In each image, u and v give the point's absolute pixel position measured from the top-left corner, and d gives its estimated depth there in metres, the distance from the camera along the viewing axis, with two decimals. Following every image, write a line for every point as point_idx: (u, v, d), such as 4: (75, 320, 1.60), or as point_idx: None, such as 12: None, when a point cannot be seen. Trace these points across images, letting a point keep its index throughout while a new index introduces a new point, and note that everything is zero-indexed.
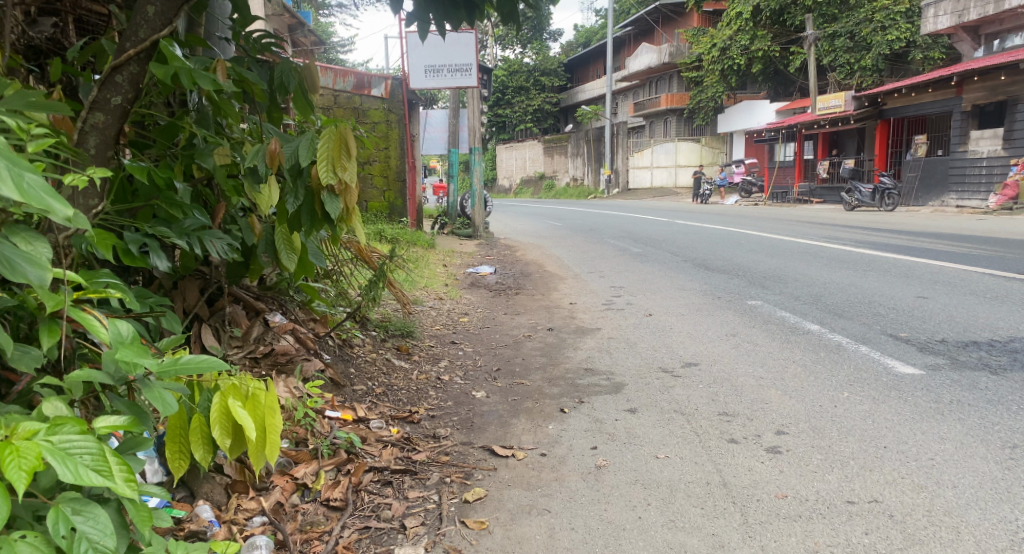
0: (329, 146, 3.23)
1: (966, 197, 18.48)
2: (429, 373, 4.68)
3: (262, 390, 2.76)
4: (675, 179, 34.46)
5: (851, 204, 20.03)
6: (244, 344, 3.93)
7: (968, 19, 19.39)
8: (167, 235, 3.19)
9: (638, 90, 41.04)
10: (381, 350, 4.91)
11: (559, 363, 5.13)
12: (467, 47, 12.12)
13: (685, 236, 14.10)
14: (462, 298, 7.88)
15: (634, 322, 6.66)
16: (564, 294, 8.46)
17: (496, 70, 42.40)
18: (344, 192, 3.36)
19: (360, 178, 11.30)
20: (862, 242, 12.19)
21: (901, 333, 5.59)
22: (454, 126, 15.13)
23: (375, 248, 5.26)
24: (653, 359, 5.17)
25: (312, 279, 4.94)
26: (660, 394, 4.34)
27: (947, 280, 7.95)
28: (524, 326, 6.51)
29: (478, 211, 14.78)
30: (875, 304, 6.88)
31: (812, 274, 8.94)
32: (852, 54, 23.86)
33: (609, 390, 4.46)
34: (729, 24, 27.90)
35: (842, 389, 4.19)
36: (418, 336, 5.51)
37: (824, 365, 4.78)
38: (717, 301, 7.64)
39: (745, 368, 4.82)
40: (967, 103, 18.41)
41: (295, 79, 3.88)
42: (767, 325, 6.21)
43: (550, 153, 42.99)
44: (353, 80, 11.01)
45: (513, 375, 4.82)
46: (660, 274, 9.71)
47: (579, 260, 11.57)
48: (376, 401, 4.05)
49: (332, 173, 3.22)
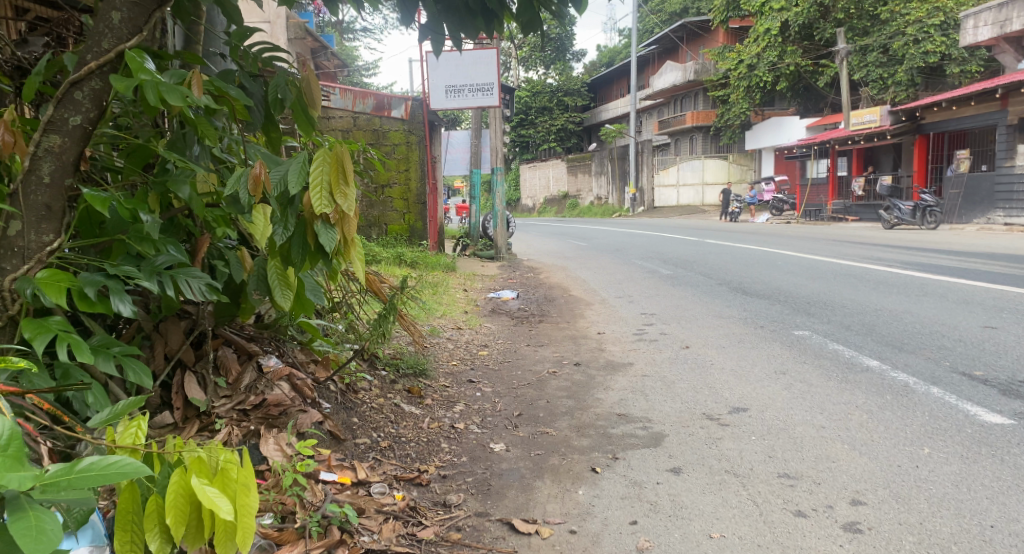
0: (324, 171, 2.75)
1: (1014, 214, 17.73)
2: (442, 421, 4.14)
3: (236, 463, 2.21)
4: (702, 198, 33.79)
5: (890, 222, 19.31)
6: (233, 394, 3.37)
7: (1010, 29, 18.72)
8: (135, 276, 2.61)
9: (663, 108, 40.61)
10: (390, 393, 4.36)
11: (588, 406, 4.58)
12: (489, 65, 11.72)
13: (716, 256, 13.52)
14: (482, 327, 7.36)
15: (669, 356, 6.09)
16: (591, 322, 7.92)
17: (519, 91, 42.06)
18: (341, 223, 2.86)
19: (380, 201, 10.87)
20: (908, 263, 11.59)
21: (976, 372, 5.17)
22: (476, 146, 14.73)
23: (384, 277, 4.78)
24: (695, 403, 4.61)
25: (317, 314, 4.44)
26: (707, 448, 3.79)
27: (1012, 307, 7.39)
28: (548, 360, 5.98)
29: (501, 232, 14.28)
30: (938, 336, 6.32)
31: (861, 300, 8.37)
32: (885, 69, 23.17)
33: (647, 442, 3.90)
34: (757, 41, 27.30)
35: (921, 444, 3.71)
36: (432, 376, 4.97)
37: (893, 413, 4.26)
38: (758, 330, 7.07)
39: (802, 415, 4.29)
40: (1013, 116, 17.61)
41: (292, 92, 3.37)
42: (820, 361, 5.68)
43: (574, 171, 42.52)
44: (373, 101, 10.56)
45: (536, 422, 4.28)
46: (693, 300, 9.13)
47: (608, 283, 11.03)
48: (381, 457, 3.49)
49: (327, 201, 2.73)
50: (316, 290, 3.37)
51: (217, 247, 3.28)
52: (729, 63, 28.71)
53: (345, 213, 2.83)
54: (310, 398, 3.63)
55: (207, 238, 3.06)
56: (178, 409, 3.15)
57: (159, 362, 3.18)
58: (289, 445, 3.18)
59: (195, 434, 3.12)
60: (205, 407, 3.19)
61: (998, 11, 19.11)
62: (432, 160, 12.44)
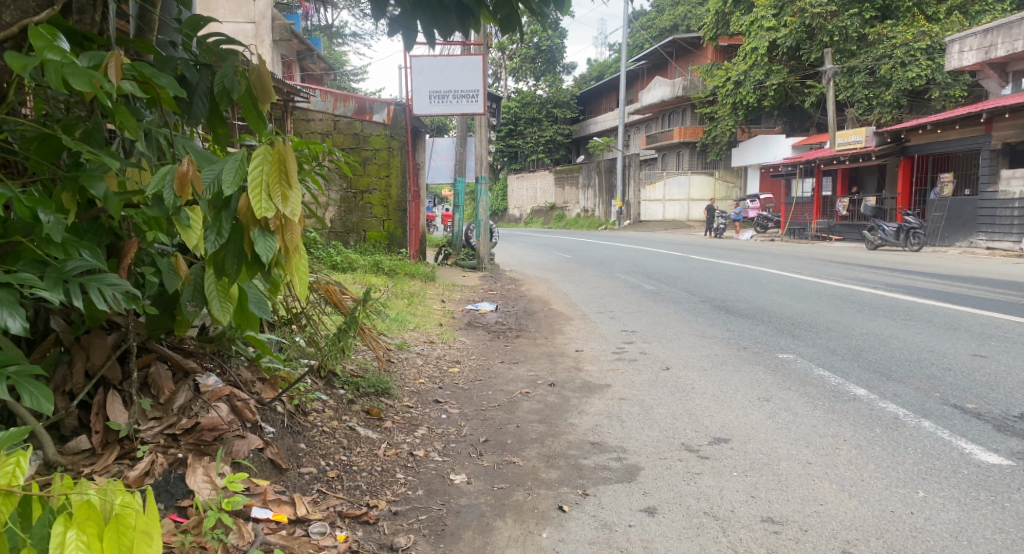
0: (263, 171, 2.44)
1: (996, 239, 17.63)
2: (400, 447, 3.83)
3: (134, 509, 1.86)
4: (688, 213, 33.63)
5: (874, 242, 19.22)
6: (162, 416, 3.03)
7: (995, 55, 18.70)
8: (34, 284, 2.26)
9: (651, 123, 40.53)
10: (346, 415, 4.04)
11: (561, 433, 4.27)
12: (474, 71, 11.43)
13: (701, 273, 13.28)
14: (456, 341, 7.04)
15: (649, 378, 5.79)
16: (570, 338, 7.62)
17: (508, 101, 41.80)
18: (282, 229, 2.56)
19: (358, 207, 10.50)
20: (893, 285, 11.40)
21: (968, 404, 4.94)
22: (461, 154, 14.44)
23: (346, 289, 4.48)
24: (673, 431, 4.32)
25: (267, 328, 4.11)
26: (685, 485, 3.49)
27: (1001, 335, 7.17)
28: (521, 380, 5.66)
29: (483, 242, 13.91)
30: (927, 364, 6.07)
31: (847, 322, 8.14)
32: (871, 90, 23.16)
33: (621, 476, 3.60)
34: (745, 58, 27.21)
35: (914, 486, 3.46)
36: (395, 395, 4.66)
37: (884, 449, 4.01)
38: (741, 352, 6.79)
39: (786, 448, 4.01)
40: (997, 141, 17.55)
41: (242, 84, 3.00)
42: (806, 387, 5.42)
43: (561, 183, 42.30)
44: (354, 104, 10.29)
45: (503, 449, 3.97)
46: (676, 318, 8.84)
47: (590, 298, 10.75)
48: (326, 490, 3.16)
49: (264, 204, 2.44)
50: (260, 304, 3.04)
51: (147, 252, 2.93)
52: (717, 80, 28.63)
53: (287, 218, 2.53)
54: (251, 421, 3.29)
55: (134, 241, 2.73)
56: (96, 432, 2.82)
57: (78, 380, 2.85)
58: (220, 475, 2.86)
59: (114, 461, 2.79)
60: (126, 431, 2.86)
61: (983, 36, 19.10)
62: (415, 167, 12.08)
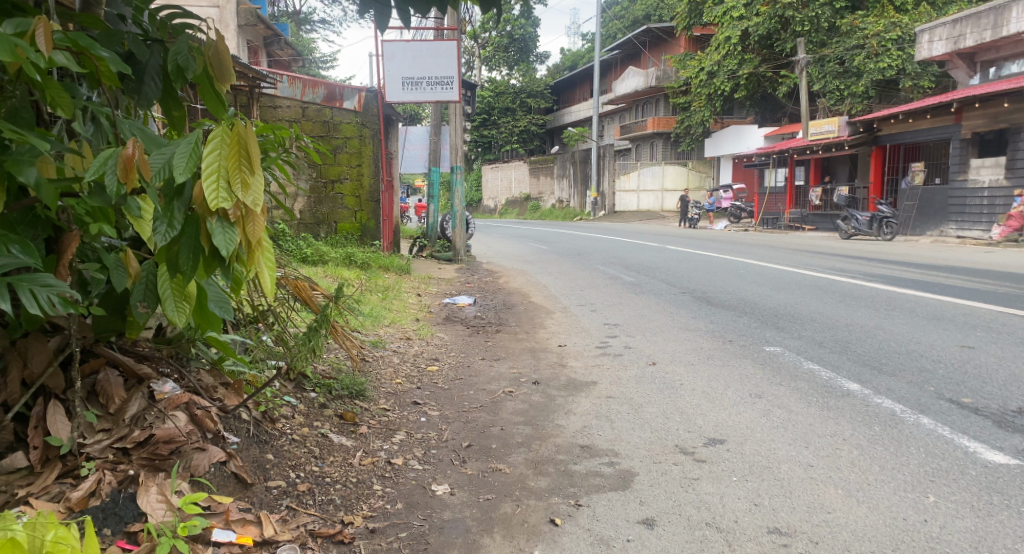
0: (219, 156, 2.17)
1: (966, 227, 17.67)
2: (377, 455, 3.57)
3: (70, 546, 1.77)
4: (662, 204, 33.54)
5: (847, 232, 19.22)
6: (112, 429, 2.74)
7: (963, 45, 18.73)
8: None
9: (624, 113, 40.38)
10: (318, 420, 3.76)
11: (548, 436, 4.03)
12: (449, 58, 11.12)
13: (679, 263, 13.12)
14: (434, 337, 6.77)
15: (635, 374, 5.57)
16: (551, 332, 7.38)
17: (481, 90, 41.37)
18: (243, 220, 2.29)
19: (329, 197, 10.14)
20: (872, 275, 11.30)
21: (963, 399, 4.76)
22: (436, 143, 14.11)
23: (315, 285, 4.23)
24: (666, 432, 4.10)
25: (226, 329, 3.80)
26: (683, 492, 3.27)
27: (985, 325, 7.05)
28: (503, 378, 5.41)
29: (459, 234, 13.59)
30: (916, 357, 5.90)
31: (830, 313, 8.00)
32: (843, 80, 23.19)
33: (614, 483, 3.37)
34: (718, 48, 27.08)
35: (923, 490, 3.26)
36: (370, 398, 4.39)
37: (886, 449, 3.81)
38: (727, 346, 6.59)
39: (785, 449, 3.80)
40: (966, 130, 17.57)
41: (198, 61, 2.68)
42: (796, 382, 5.23)
43: (536, 173, 41.99)
44: (324, 90, 9.90)
45: (488, 455, 3.72)
46: (657, 310, 8.66)
47: (568, 290, 10.53)
48: (297, 505, 2.89)
49: (222, 192, 2.17)
50: (221, 303, 2.75)
51: (91, 246, 2.63)
52: (691, 70, 28.51)
53: (248, 207, 2.27)
54: (212, 431, 2.98)
55: (77, 234, 2.43)
56: (35, 448, 2.53)
57: (14, 390, 2.55)
58: (177, 493, 2.57)
59: (55, 481, 2.50)
60: (69, 446, 2.56)
61: (953, 26, 19.12)
62: (387, 156, 11.76)
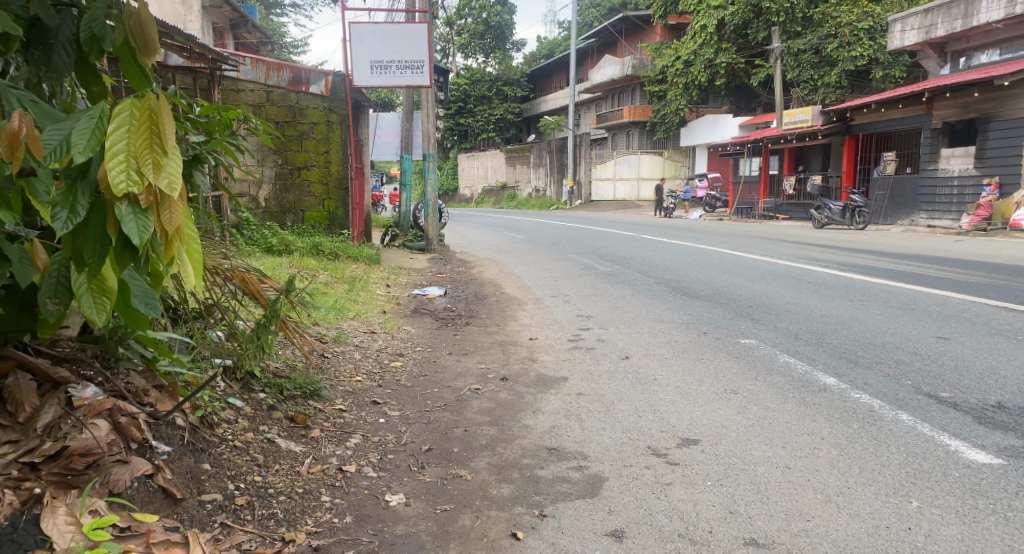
0: (125, 135, 1.97)
1: (936, 216, 17.71)
2: (328, 462, 3.36)
3: None
4: (637, 193, 33.36)
5: (821, 221, 19.16)
6: (21, 440, 2.54)
7: (935, 34, 18.71)
8: None
9: (600, 102, 40.12)
10: (265, 424, 3.54)
11: (514, 437, 3.81)
12: (418, 41, 10.83)
13: (655, 253, 12.91)
14: (400, 331, 6.51)
15: (608, 369, 5.35)
16: (522, 325, 7.15)
17: (456, 78, 40.81)
18: (156, 207, 2.09)
19: (295, 184, 9.80)
20: (847, 264, 11.15)
21: (942, 392, 4.50)
22: (408, 130, 13.76)
23: (266, 280, 4.03)
24: (637, 432, 3.89)
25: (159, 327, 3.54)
26: (654, 499, 3.07)
27: (961, 316, 6.91)
28: (469, 374, 5.16)
29: (431, 223, 13.30)
30: (892, 349, 5.71)
31: (805, 304, 7.83)
32: (817, 70, 23.15)
33: (581, 490, 3.16)
34: (694, 37, 26.85)
35: (905, 494, 3.05)
36: (326, 397, 4.14)
37: (864, 448, 3.57)
38: (701, 338, 6.40)
39: (762, 450, 3.59)
40: (938, 120, 17.54)
41: (116, 30, 2.40)
42: (772, 377, 5.04)
43: (512, 162, 41.63)
44: (289, 74, 9.51)
45: (449, 460, 3.50)
46: (632, 301, 8.46)
47: (542, 280, 10.31)
48: (233, 523, 2.73)
49: (131, 174, 1.97)
50: (147, 300, 2.46)
51: None
52: (667, 59, 28.28)
53: (162, 192, 2.07)
54: (138, 441, 2.78)
55: None
56: None
57: None
58: (90, 514, 2.38)
59: None
60: None
61: (924, 16, 19.08)
62: (357, 143, 11.42)
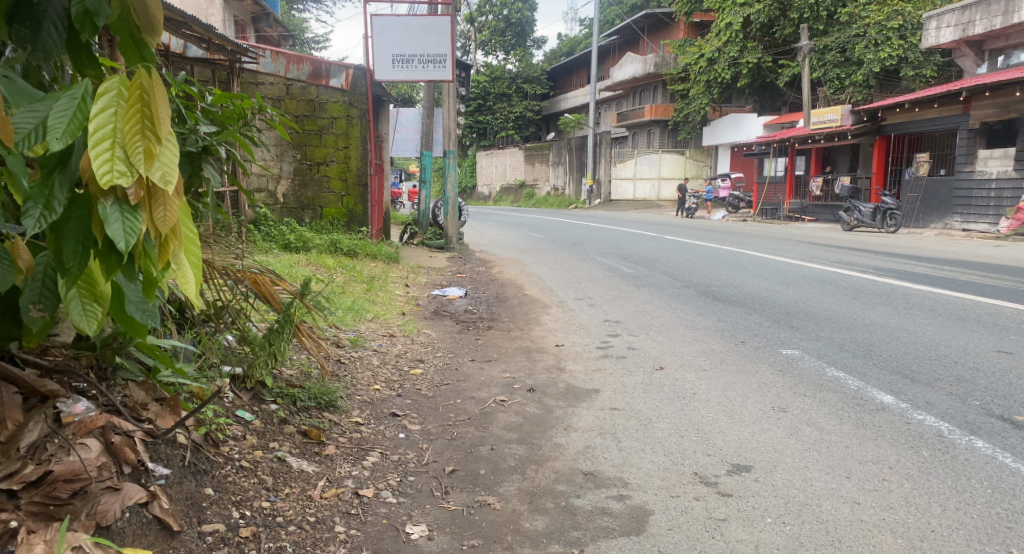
0: (108, 114, 1.66)
1: (972, 220, 17.17)
2: (343, 485, 3.04)
3: None
4: (658, 192, 32.90)
5: (850, 223, 18.60)
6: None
7: (973, 32, 18.08)
8: None
9: (621, 100, 39.72)
10: (276, 439, 3.23)
11: (546, 459, 3.47)
12: (442, 34, 10.50)
13: (680, 254, 12.51)
14: (420, 334, 6.20)
15: (642, 381, 5.00)
16: (547, 330, 6.81)
17: (476, 75, 40.57)
18: (148, 203, 1.77)
19: (314, 179, 9.48)
20: (883, 269, 10.70)
21: (1015, 415, 4.10)
22: (429, 125, 13.45)
23: (279, 281, 3.75)
24: (683, 456, 3.53)
25: (164, 334, 3.27)
26: (709, 539, 2.73)
27: (1017, 327, 6.47)
28: (494, 384, 4.83)
29: (451, 221, 13.02)
30: (950, 364, 5.30)
31: (846, 311, 7.42)
32: (843, 69, 22.63)
33: (626, 526, 2.82)
34: (720, 35, 26.28)
35: (1001, 543, 2.67)
36: (342, 409, 3.81)
37: (941, 481, 3.18)
38: (740, 348, 6.03)
39: (824, 480, 3.22)
40: (975, 120, 16.91)
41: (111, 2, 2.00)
42: (823, 393, 4.67)
43: (531, 160, 41.33)
44: (309, 67, 9.20)
45: (476, 484, 3.17)
46: (660, 305, 8.10)
47: (566, 281, 9.97)
48: None
49: (117, 165, 1.66)
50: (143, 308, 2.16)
51: None
52: (691, 57, 27.81)
53: (155, 186, 1.75)
54: (132, 464, 2.48)
55: None
56: None
57: None
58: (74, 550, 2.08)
59: None
60: None
61: (961, 13, 18.47)
62: (377, 138, 11.13)
